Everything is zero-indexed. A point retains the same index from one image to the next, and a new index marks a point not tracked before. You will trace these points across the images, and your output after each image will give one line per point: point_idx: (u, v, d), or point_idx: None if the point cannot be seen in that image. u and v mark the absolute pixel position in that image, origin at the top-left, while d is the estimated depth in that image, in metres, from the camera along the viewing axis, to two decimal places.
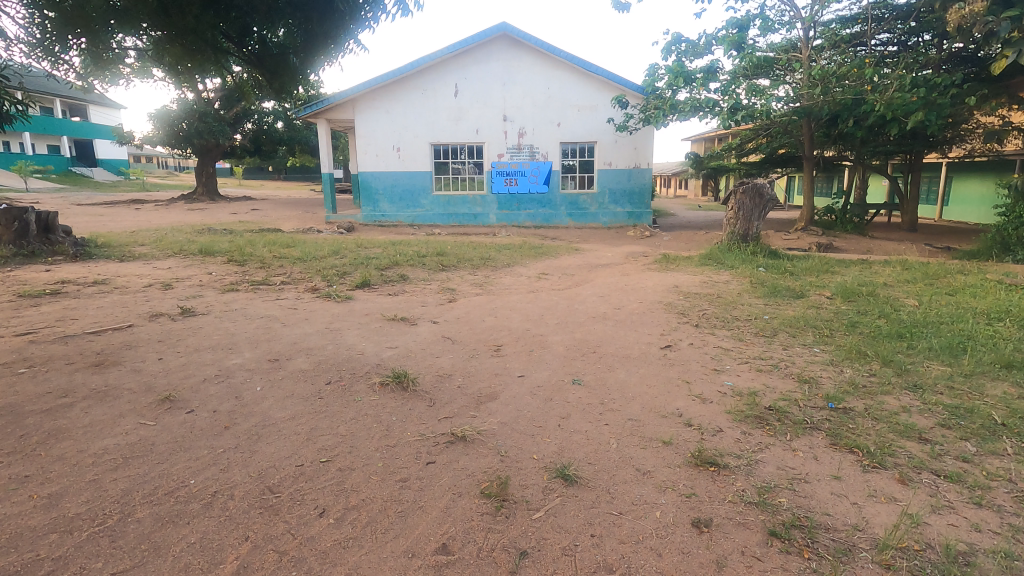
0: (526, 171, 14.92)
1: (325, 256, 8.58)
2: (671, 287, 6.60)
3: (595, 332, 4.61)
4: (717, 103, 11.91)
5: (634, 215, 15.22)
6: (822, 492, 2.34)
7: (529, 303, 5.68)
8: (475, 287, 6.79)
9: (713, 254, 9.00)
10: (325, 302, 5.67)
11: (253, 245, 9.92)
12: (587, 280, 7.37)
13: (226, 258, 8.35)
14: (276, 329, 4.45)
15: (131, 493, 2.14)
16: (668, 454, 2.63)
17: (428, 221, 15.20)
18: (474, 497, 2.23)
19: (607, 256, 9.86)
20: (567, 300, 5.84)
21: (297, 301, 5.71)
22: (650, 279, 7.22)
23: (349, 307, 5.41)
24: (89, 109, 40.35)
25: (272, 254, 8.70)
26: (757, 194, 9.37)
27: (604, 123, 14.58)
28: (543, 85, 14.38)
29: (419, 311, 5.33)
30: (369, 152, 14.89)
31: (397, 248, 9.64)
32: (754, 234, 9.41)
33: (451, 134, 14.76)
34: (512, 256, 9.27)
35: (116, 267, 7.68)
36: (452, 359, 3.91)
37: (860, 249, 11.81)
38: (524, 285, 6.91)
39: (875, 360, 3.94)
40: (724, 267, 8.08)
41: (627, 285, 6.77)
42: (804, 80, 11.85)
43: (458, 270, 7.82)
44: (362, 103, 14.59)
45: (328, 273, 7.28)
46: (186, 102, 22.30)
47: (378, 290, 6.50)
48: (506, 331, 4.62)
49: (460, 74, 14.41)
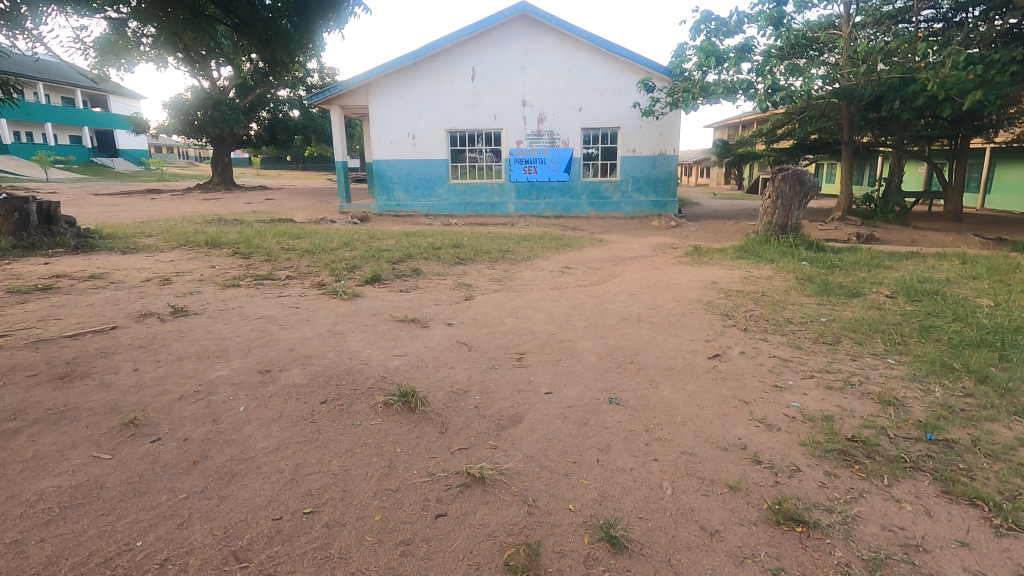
0: (545, 159, 14.32)
1: (335, 248, 8.13)
2: (708, 283, 6.01)
3: (631, 337, 4.08)
4: (753, 84, 11.14)
5: (659, 203, 14.53)
6: (951, 570, 1.79)
7: (553, 302, 5.13)
8: (494, 282, 6.28)
9: (749, 246, 8.35)
10: (329, 300, 5.19)
11: (262, 236, 9.52)
12: (615, 275, 6.81)
13: (233, 250, 7.94)
14: (272, 334, 3.98)
15: (58, 563, 1.68)
16: (738, 505, 2.10)
17: (444, 211, 14.70)
18: (495, 573, 1.73)
19: (635, 248, 9.27)
20: (595, 299, 5.29)
21: (300, 299, 5.25)
22: (684, 274, 6.63)
23: (356, 306, 4.92)
24: (110, 100, 40.55)
25: (280, 246, 8.29)
26: (798, 181, 8.68)
27: (628, 107, 13.87)
28: (564, 67, 13.72)
29: (432, 311, 4.84)
30: (383, 139, 14.39)
31: (412, 240, 9.17)
32: (793, 225, 8.73)
33: (467, 120, 14.18)
34: (533, 247, 8.77)
35: (117, 259, 7.30)
36: (468, 371, 3.40)
37: (906, 240, 11.01)
38: (546, 281, 6.37)
39: (966, 375, 3.33)
40: (764, 261, 7.43)
41: (659, 281, 6.18)
42: (845, 58, 11.01)
43: (475, 263, 7.34)
44: (376, 88, 14.09)
45: (335, 267, 6.81)
46: (201, 90, 22.10)
47: (389, 285, 6.03)
48: (529, 335, 4.09)
49: (478, 57, 13.80)
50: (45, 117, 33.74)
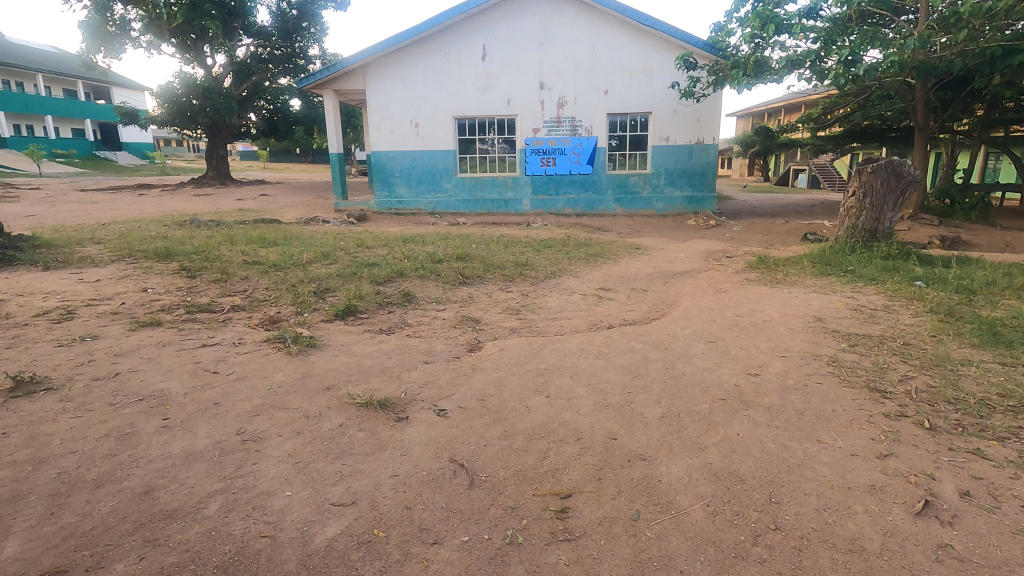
0: (565, 149, 12.56)
1: (309, 262, 6.53)
2: (811, 320, 4.28)
3: (750, 451, 2.38)
4: (821, 56, 9.17)
5: (695, 199, 12.74)
6: None
7: (599, 360, 3.45)
8: (509, 317, 4.62)
9: (832, 258, 6.61)
10: (269, 355, 3.55)
11: (230, 244, 7.93)
12: (670, 302, 5.13)
13: (182, 263, 6.36)
14: (135, 444, 2.35)
15: None
16: None
17: (451, 209, 13.01)
18: None
19: (681, 257, 7.54)
20: (658, 351, 3.61)
21: (229, 352, 3.61)
22: (766, 303, 4.91)
23: (304, 369, 3.28)
24: (113, 91, 39.27)
25: (244, 258, 6.71)
26: (894, 175, 6.83)
27: (662, 89, 12.07)
28: (588, 44, 11.94)
29: (418, 378, 3.19)
30: (382, 128, 12.70)
31: (408, 248, 7.55)
32: (886, 229, 6.92)
33: (477, 106, 12.44)
34: (557, 258, 7.11)
35: (29, 279, 5.73)
36: (466, 561, 1.75)
37: (999, 244, 9.21)
38: (582, 314, 4.69)
39: None
40: (861, 280, 5.70)
41: (737, 316, 4.46)
42: (935, 23, 9.05)
43: (485, 283, 5.70)
44: (374, 69, 12.39)
45: (300, 292, 5.19)
46: (191, 77, 20.32)
47: (366, 324, 4.41)
48: (575, 446, 2.41)
49: (489, 32, 12.05)
50: (44, 110, 32.57)
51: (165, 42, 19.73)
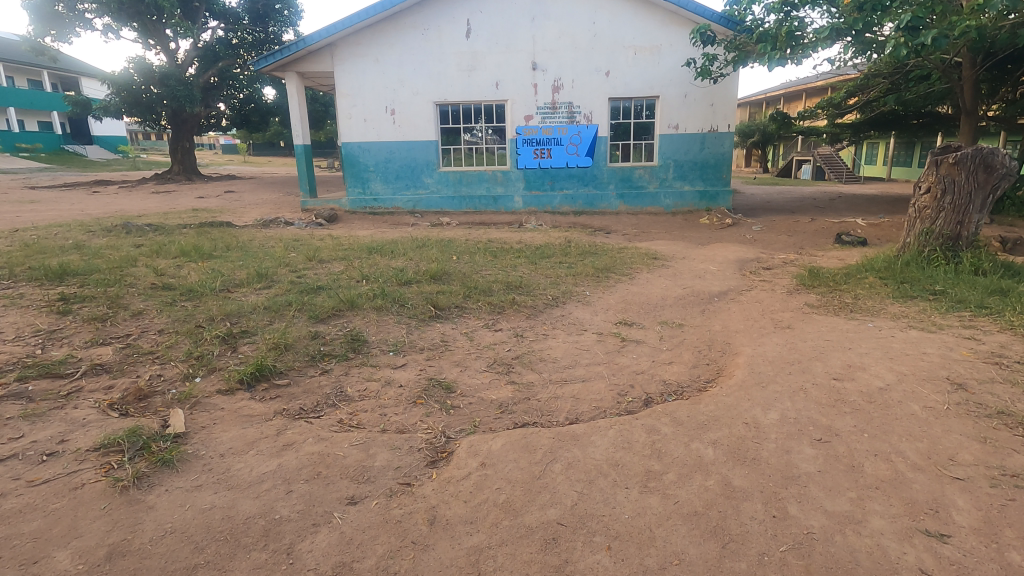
0: (562, 139, 11.07)
1: (237, 286, 5.00)
2: (951, 390, 2.84)
3: None
4: (870, 26, 7.70)
5: (708, 194, 11.27)
6: None
7: (650, 496, 1.99)
8: (497, 382, 3.13)
9: (908, 273, 5.20)
10: (78, 489, 2.05)
11: (152, 258, 6.33)
12: (721, 348, 3.68)
13: (65, 290, 4.78)
14: None
15: None
16: None
17: (433, 207, 11.47)
18: None
19: (712, 270, 6.09)
20: (745, 469, 2.16)
21: (18, 482, 2.11)
22: (860, 349, 3.48)
23: (122, 535, 1.81)
24: (81, 81, 36.87)
25: (156, 281, 5.16)
26: (982, 167, 5.41)
27: (672, 69, 10.58)
28: (587, 17, 10.42)
29: (327, 555, 1.74)
30: (354, 116, 11.11)
31: (372, 262, 6.06)
32: (972, 234, 5.52)
33: (462, 90, 10.89)
34: (557, 273, 5.63)
35: None
36: None
37: None
38: (602, 375, 3.21)
39: None
40: (962, 307, 4.31)
41: (834, 378, 3.02)
42: None
43: (464, 318, 4.22)
44: (343, 49, 10.79)
45: (201, 338, 3.68)
46: (148, 63, 18.25)
47: (282, 400, 2.93)
48: None
49: (474, 5, 10.47)
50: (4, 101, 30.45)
51: (123, 26, 17.89)
